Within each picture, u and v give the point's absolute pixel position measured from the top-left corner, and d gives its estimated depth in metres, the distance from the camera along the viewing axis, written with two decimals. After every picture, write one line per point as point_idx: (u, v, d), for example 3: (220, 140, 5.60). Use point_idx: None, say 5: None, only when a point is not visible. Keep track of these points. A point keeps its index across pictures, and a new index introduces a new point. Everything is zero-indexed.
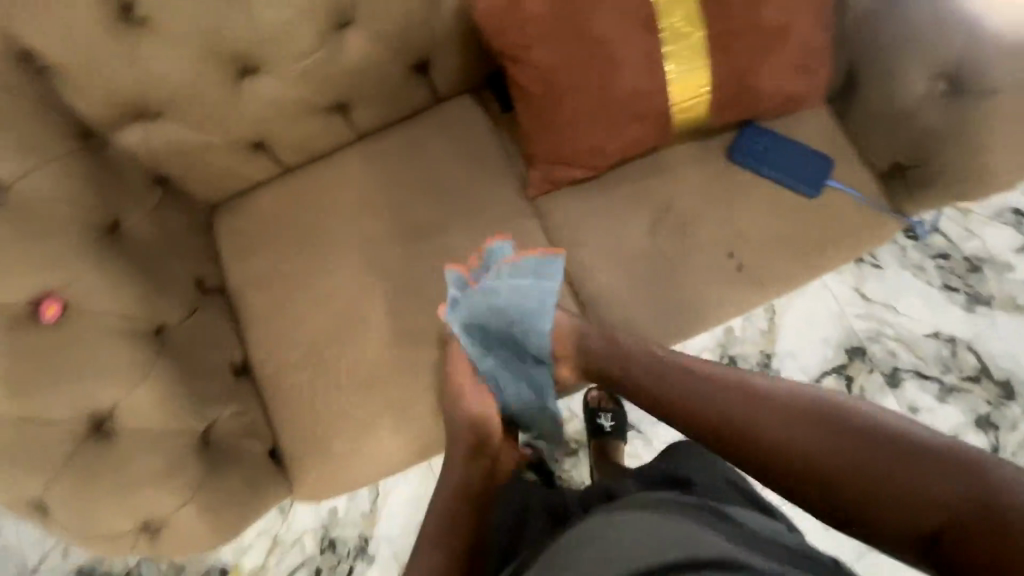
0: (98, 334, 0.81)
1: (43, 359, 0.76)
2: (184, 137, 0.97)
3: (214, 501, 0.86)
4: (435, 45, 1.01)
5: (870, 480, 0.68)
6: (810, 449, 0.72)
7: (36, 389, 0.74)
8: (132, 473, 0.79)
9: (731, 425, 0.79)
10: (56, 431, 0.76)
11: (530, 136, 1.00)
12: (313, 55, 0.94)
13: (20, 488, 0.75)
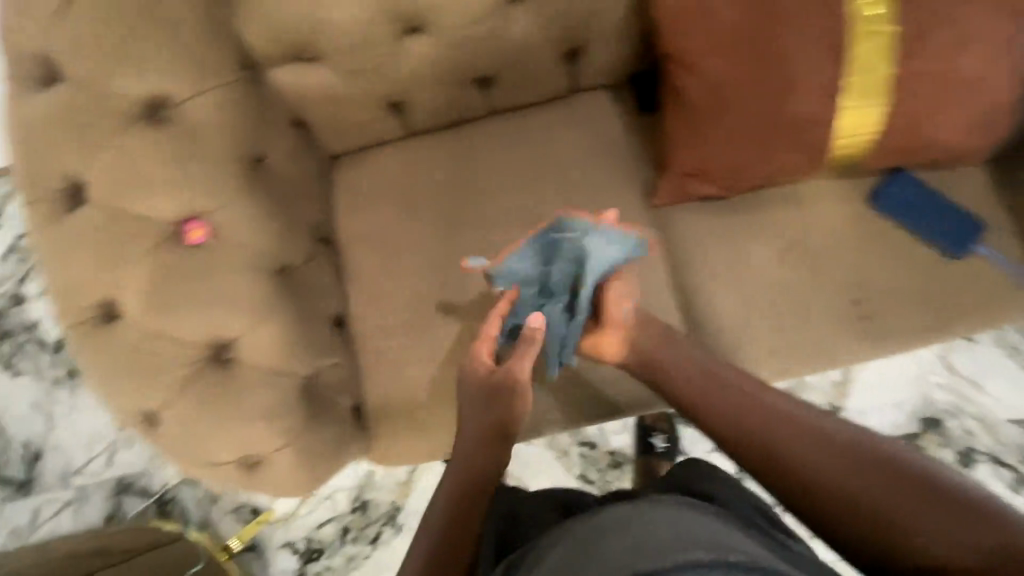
0: (234, 265, 0.82)
1: (186, 280, 0.79)
2: (334, 85, 0.96)
3: (310, 447, 0.87)
4: (597, 35, 0.99)
5: (870, 506, 0.65)
6: (814, 462, 0.70)
7: (174, 307, 0.78)
8: (243, 407, 0.81)
9: (738, 426, 0.78)
10: (184, 351, 0.79)
11: (675, 145, 0.97)
12: (480, 25, 0.93)
13: (141, 397, 0.79)
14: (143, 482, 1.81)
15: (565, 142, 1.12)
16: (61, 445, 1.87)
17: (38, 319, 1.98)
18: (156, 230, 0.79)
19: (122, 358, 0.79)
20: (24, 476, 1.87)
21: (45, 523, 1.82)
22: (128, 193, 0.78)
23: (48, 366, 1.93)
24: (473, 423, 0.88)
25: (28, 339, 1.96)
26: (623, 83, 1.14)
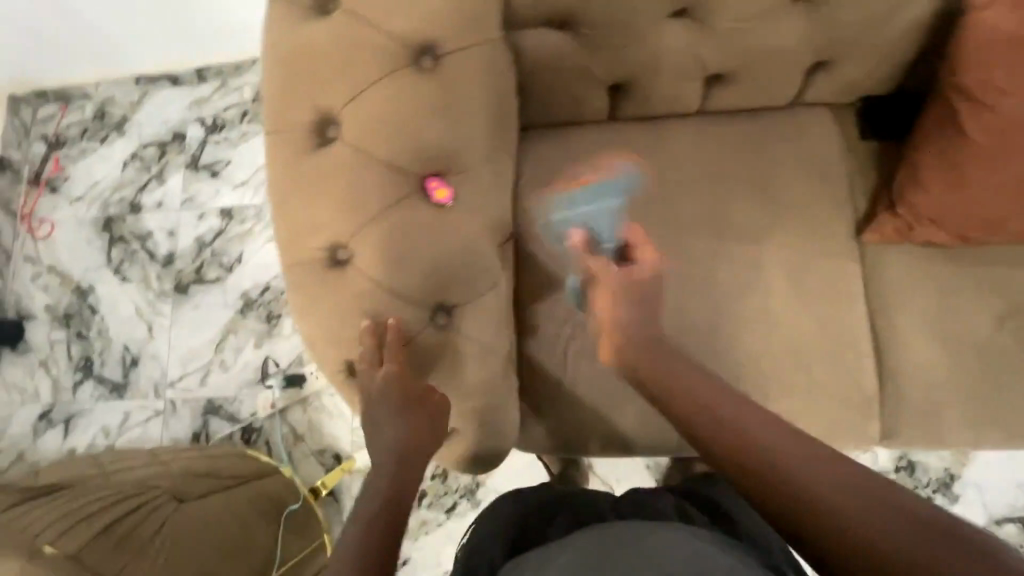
0: (471, 232, 0.79)
1: (425, 241, 0.77)
2: (573, 59, 0.91)
3: (500, 425, 0.87)
4: (859, 51, 0.92)
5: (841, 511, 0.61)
6: (782, 465, 0.68)
7: (406, 266, 0.76)
8: (454, 377, 0.82)
9: (716, 431, 0.76)
10: (402, 312, 0.78)
11: (922, 182, 0.92)
12: (750, 22, 0.86)
13: (349, 348, 0.78)
14: (232, 408, 1.84)
15: (775, 156, 1.06)
16: (157, 356, 1.91)
17: (151, 230, 2.01)
18: (404, 183, 0.77)
19: (346, 305, 0.77)
20: (119, 379, 1.92)
21: (133, 428, 1.87)
22: (385, 139, 0.75)
23: (155, 278, 1.97)
24: (397, 423, 0.78)
25: (139, 248, 2.00)
26: (851, 103, 1.06)
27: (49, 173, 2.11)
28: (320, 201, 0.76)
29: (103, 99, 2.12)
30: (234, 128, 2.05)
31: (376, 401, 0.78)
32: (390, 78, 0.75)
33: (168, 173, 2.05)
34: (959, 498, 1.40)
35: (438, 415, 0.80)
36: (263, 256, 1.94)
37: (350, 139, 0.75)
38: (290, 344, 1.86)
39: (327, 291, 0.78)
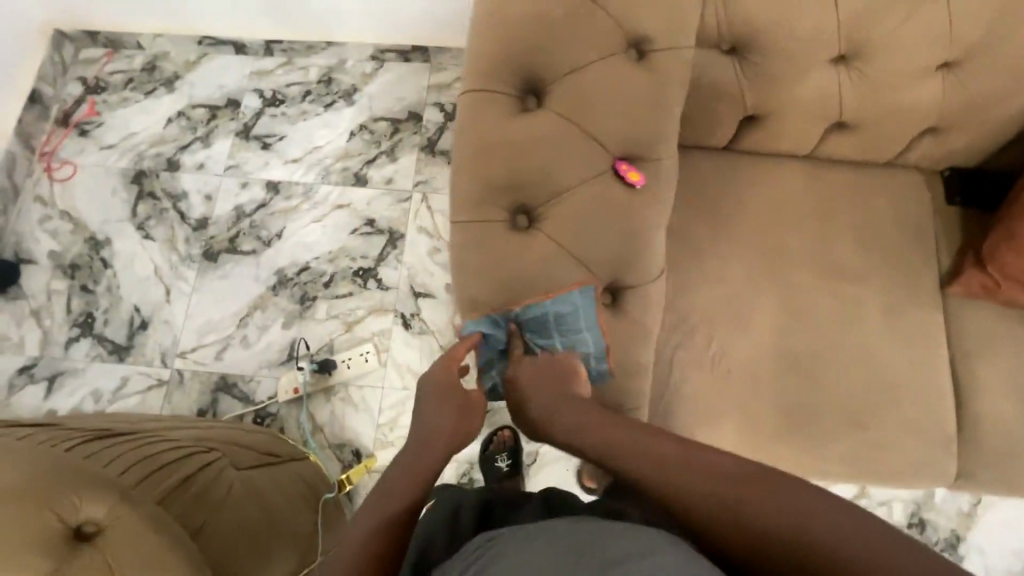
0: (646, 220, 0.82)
1: (611, 218, 0.79)
2: (732, 82, 0.97)
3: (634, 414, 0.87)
4: (971, 124, 1.03)
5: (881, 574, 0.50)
6: (772, 509, 0.57)
7: (589, 241, 0.79)
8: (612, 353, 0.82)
9: (672, 483, 0.62)
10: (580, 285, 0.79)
11: (1017, 244, 1.01)
12: (899, 78, 0.96)
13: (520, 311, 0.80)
14: (247, 387, 1.72)
15: (876, 205, 1.14)
16: (171, 322, 1.77)
17: (186, 191, 1.91)
18: (600, 160, 0.79)
19: (523, 271, 0.78)
20: (122, 341, 1.76)
21: (130, 396, 1.71)
22: (590, 115, 0.78)
23: (183, 240, 1.85)
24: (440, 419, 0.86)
25: (170, 207, 1.89)
26: (938, 171, 1.17)
27: (82, 116, 1.99)
28: (517, 163, 0.78)
29: (156, 53, 2.03)
30: (294, 105, 2.00)
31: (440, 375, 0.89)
32: (604, 61, 0.78)
33: (215, 137, 1.97)
34: (965, 561, 1.45)
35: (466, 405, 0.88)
36: (304, 235, 1.86)
37: (556, 109, 0.78)
38: (322, 329, 1.77)
39: (503, 251, 0.79)
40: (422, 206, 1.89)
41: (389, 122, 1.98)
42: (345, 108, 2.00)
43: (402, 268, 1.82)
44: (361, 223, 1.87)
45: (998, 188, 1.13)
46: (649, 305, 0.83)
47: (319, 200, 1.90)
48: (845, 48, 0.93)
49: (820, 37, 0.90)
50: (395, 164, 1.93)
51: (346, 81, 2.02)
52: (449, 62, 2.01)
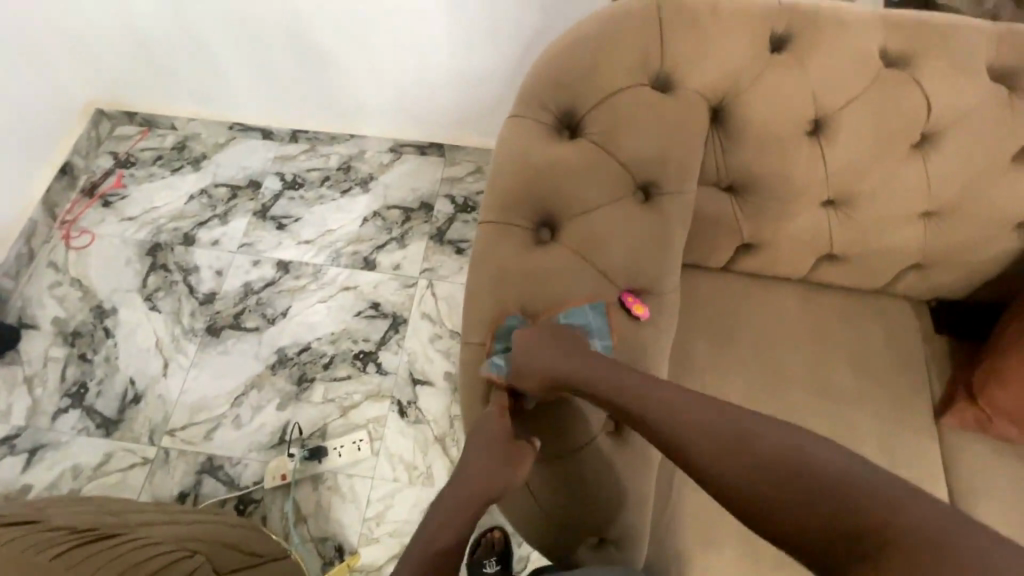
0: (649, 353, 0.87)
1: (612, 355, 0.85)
2: (730, 216, 1.04)
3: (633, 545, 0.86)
4: (955, 265, 1.10)
5: (843, 491, 0.64)
6: (761, 444, 0.70)
7: None
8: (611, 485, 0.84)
9: (731, 453, 0.71)
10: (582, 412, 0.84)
11: (1004, 380, 1.04)
12: (885, 222, 1.02)
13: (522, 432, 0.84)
14: (233, 471, 1.68)
15: (868, 331, 1.19)
16: (165, 397, 1.75)
17: (198, 265, 1.95)
18: (606, 292, 0.84)
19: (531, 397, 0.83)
20: (112, 414, 1.73)
21: (111, 474, 1.66)
22: (599, 252, 0.85)
23: (188, 314, 1.87)
24: (483, 453, 0.79)
25: (180, 280, 1.93)
26: (925, 301, 1.22)
27: (107, 188, 2.08)
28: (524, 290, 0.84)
29: (188, 134, 2.15)
30: (312, 189, 2.10)
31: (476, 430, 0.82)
32: (613, 203, 0.86)
33: (233, 215, 2.04)
34: None
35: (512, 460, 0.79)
36: (309, 315, 1.89)
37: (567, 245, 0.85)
38: (317, 412, 1.75)
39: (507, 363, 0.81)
40: (427, 292, 1.93)
41: (401, 210, 2.07)
42: (360, 195, 2.09)
43: (402, 353, 1.84)
44: (366, 306, 1.90)
45: (979, 320, 1.19)
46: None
47: (327, 280, 1.94)
48: (835, 194, 1.01)
49: (811, 185, 0.98)
50: (404, 251, 2.00)
51: (364, 169, 2.13)
52: (462, 157, 2.13)
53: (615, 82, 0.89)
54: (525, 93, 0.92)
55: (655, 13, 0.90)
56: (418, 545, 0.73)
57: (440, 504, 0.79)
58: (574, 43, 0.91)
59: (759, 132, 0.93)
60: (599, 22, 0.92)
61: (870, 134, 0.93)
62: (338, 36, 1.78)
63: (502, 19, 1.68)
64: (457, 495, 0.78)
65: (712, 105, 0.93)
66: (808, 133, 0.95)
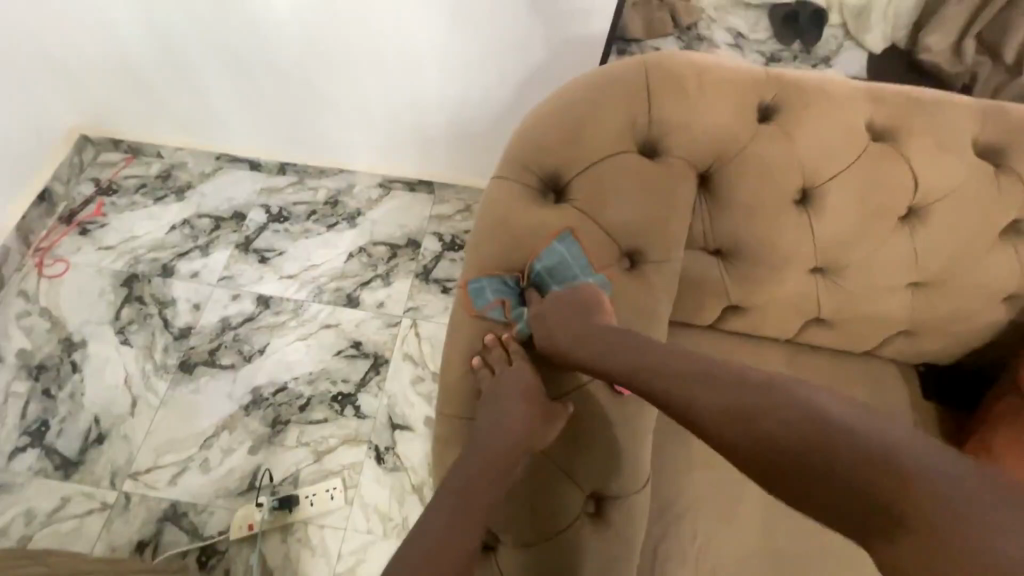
0: (629, 433, 0.85)
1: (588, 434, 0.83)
2: (717, 279, 1.02)
3: None
4: (945, 334, 1.08)
5: (804, 425, 0.63)
6: (724, 379, 0.70)
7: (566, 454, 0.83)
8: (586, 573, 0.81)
9: (695, 391, 0.71)
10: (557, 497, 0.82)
11: (997, 460, 1.01)
12: (873, 290, 1.01)
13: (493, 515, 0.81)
14: (198, 519, 1.59)
15: (857, 396, 1.16)
16: (130, 438, 1.68)
17: (176, 298, 1.90)
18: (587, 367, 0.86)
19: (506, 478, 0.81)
20: (73, 455, 1.65)
21: (66, 520, 1.57)
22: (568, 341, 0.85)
23: (161, 349, 1.81)
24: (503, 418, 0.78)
25: (156, 313, 1.87)
26: (914, 365, 1.20)
27: (86, 216, 2.03)
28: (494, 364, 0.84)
29: (173, 163, 2.12)
30: (298, 222, 2.06)
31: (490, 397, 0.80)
32: (598, 276, 0.87)
33: (214, 247, 2.00)
34: None
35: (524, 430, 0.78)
36: (287, 353, 1.83)
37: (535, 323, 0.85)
38: (290, 457, 1.68)
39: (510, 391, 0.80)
40: (410, 332, 1.89)
41: (388, 246, 2.04)
42: (347, 230, 2.06)
43: (382, 395, 1.78)
44: (347, 345, 1.85)
45: (969, 386, 1.17)
46: (631, 515, 0.85)
47: (308, 318, 1.89)
48: (822, 262, 0.99)
49: (799, 252, 0.97)
50: (388, 288, 1.96)
51: (352, 204, 2.10)
52: (451, 195, 2.11)
53: (601, 147, 0.87)
54: (509, 154, 0.90)
55: (643, 79, 0.89)
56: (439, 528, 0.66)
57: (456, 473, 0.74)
58: (560, 106, 0.90)
59: (747, 200, 0.92)
60: (587, 84, 0.90)
61: (860, 205, 0.92)
62: (329, 75, 1.77)
63: (495, 66, 1.68)
64: (443, 526, 0.68)
65: (700, 171, 0.92)
66: (796, 203, 0.95)
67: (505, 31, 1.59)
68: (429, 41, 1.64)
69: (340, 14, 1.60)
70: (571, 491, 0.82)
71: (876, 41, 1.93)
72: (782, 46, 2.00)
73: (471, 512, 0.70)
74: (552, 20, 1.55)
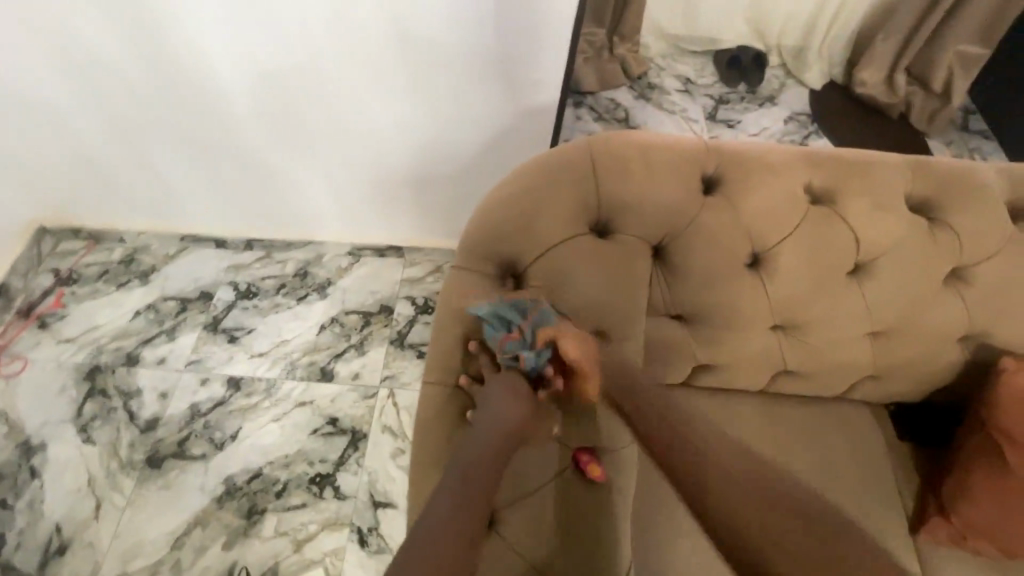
0: (604, 522, 0.85)
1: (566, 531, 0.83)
2: (681, 341, 1.03)
3: None
4: (909, 377, 1.10)
5: (745, 462, 0.81)
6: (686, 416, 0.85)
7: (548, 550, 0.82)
8: None
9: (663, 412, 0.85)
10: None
11: (977, 504, 1.02)
12: (833, 341, 1.03)
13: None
14: None
15: (836, 442, 1.16)
16: (96, 545, 1.59)
17: (141, 388, 1.83)
18: (559, 456, 0.88)
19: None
20: (33, 570, 1.56)
21: None
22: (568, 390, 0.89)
23: (126, 445, 1.73)
24: (510, 402, 0.82)
25: (120, 406, 1.80)
26: (884, 405, 1.22)
27: (45, 308, 1.98)
28: (480, 402, 0.84)
29: (137, 247, 2.08)
30: (267, 298, 2.03)
31: (498, 384, 0.84)
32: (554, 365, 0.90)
33: (181, 330, 1.95)
34: None
35: (526, 428, 0.82)
36: (262, 437, 1.77)
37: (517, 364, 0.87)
38: (267, 550, 1.60)
39: (495, 420, 0.81)
40: (388, 403, 1.84)
41: (360, 314, 2.01)
42: (317, 301, 2.03)
43: (362, 472, 1.72)
44: (323, 422, 1.80)
45: (936, 421, 1.17)
46: None
47: (282, 397, 1.84)
48: (781, 320, 1.01)
49: (759, 313, 0.99)
50: (363, 358, 1.93)
51: (321, 274, 2.07)
52: (422, 257, 2.11)
53: (554, 234, 0.91)
54: (466, 244, 0.94)
55: (588, 161, 0.92)
56: (450, 489, 0.75)
57: (464, 453, 0.80)
58: (511, 194, 0.93)
59: (702, 270, 0.94)
60: (538, 169, 0.93)
61: (809, 266, 0.95)
62: (286, 153, 1.76)
63: (455, 135, 1.69)
64: (434, 528, 0.69)
65: (654, 245, 0.95)
66: (749, 266, 0.97)
67: (461, 100, 1.60)
68: (389, 116, 1.65)
69: (299, 100, 1.61)
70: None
71: (815, 79, 2.14)
72: (731, 89, 2.18)
73: (461, 524, 0.71)
74: (508, 91, 1.58)
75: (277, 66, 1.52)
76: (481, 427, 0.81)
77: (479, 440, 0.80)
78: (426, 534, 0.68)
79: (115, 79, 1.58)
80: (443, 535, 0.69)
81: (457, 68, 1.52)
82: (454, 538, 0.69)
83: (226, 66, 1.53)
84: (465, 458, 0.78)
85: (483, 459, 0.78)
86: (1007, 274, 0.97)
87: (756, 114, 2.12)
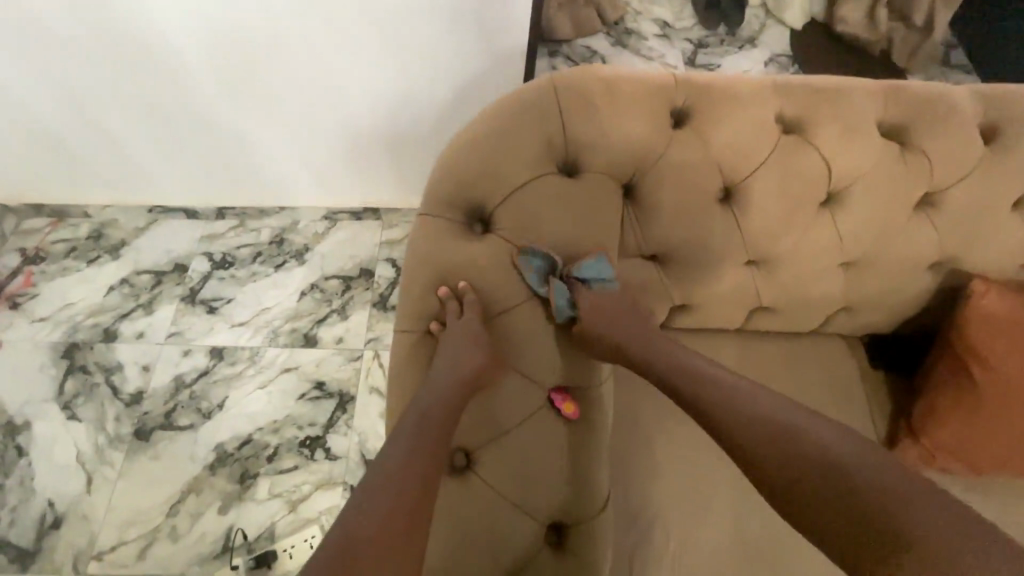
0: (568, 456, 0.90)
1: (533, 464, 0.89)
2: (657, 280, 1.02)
3: None
4: (881, 308, 1.11)
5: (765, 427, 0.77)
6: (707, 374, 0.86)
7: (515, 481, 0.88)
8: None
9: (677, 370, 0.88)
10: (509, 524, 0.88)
11: (942, 421, 1.06)
12: (806, 273, 1.03)
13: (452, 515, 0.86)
14: None
15: (812, 374, 1.18)
16: (91, 517, 1.61)
17: (122, 362, 1.81)
18: (535, 396, 0.90)
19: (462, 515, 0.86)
20: (30, 544, 1.57)
21: None
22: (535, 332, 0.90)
23: (112, 420, 1.73)
24: (467, 348, 0.83)
25: (102, 381, 1.78)
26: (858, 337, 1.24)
27: (16, 288, 1.93)
28: (444, 349, 0.85)
29: (104, 221, 2.02)
30: (244, 267, 1.99)
31: (457, 330, 0.85)
32: (513, 310, 0.89)
33: (158, 303, 1.92)
34: None
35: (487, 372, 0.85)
36: (249, 405, 1.77)
37: (479, 311, 0.88)
38: (262, 512, 1.63)
39: (453, 365, 0.83)
40: (374, 365, 1.84)
41: (340, 279, 1.99)
42: (296, 268, 2.00)
43: (352, 434, 1.74)
44: (310, 387, 1.80)
45: (911, 347, 1.19)
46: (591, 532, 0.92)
47: (266, 365, 1.83)
48: (754, 255, 1.01)
49: (732, 247, 0.98)
50: (346, 323, 1.91)
51: (298, 241, 2.03)
52: (400, 219, 2.06)
53: (520, 175, 0.88)
54: (431, 190, 0.92)
55: (551, 98, 0.89)
56: (408, 432, 0.78)
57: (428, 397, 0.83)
58: (474, 136, 0.90)
59: (673, 207, 0.93)
60: (502, 110, 0.90)
61: (780, 196, 0.94)
62: (248, 116, 1.68)
63: (424, 89, 1.63)
64: (393, 468, 0.74)
65: (623, 183, 0.93)
66: (721, 202, 0.96)
67: (428, 49, 1.52)
68: (353, 69, 1.57)
69: (257, 59, 1.53)
70: (524, 523, 0.89)
71: (795, 16, 2.07)
72: (709, 30, 2.11)
73: (416, 462, 0.76)
74: (477, 37, 1.50)
75: (230, 22, 1.44)
76: (445, 372, 0.83)
77: (441, 385, 0.83)
78: (385, 471, 0.74)
79: (57, 42, 1.48)
80: (394, 474, 0.74)
81: (421, 15, 1.45)
82: (410, 473, 0.74)
83: (175, 22, 1.43)
84: (425, 403, 0.81)
85: (442, 403, 0.82)
86: (976, 196, 0.97)
87: (735, 56, 2.06)
